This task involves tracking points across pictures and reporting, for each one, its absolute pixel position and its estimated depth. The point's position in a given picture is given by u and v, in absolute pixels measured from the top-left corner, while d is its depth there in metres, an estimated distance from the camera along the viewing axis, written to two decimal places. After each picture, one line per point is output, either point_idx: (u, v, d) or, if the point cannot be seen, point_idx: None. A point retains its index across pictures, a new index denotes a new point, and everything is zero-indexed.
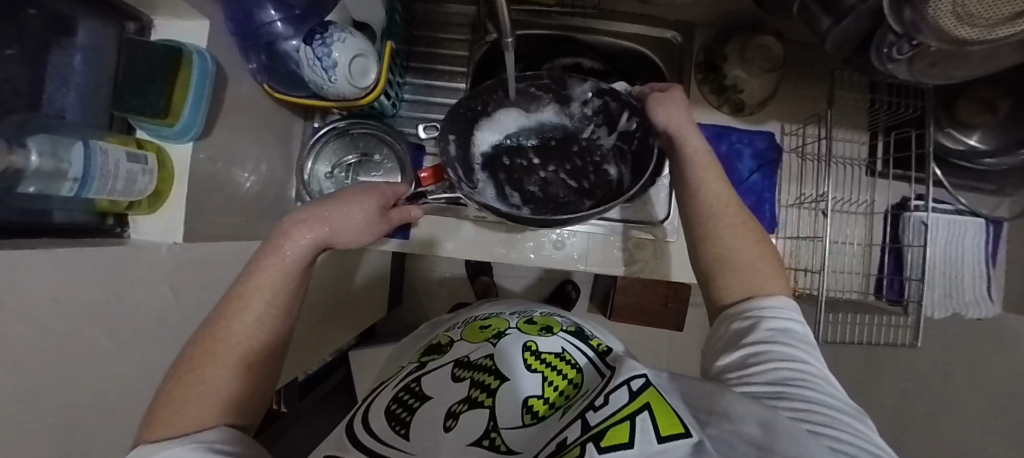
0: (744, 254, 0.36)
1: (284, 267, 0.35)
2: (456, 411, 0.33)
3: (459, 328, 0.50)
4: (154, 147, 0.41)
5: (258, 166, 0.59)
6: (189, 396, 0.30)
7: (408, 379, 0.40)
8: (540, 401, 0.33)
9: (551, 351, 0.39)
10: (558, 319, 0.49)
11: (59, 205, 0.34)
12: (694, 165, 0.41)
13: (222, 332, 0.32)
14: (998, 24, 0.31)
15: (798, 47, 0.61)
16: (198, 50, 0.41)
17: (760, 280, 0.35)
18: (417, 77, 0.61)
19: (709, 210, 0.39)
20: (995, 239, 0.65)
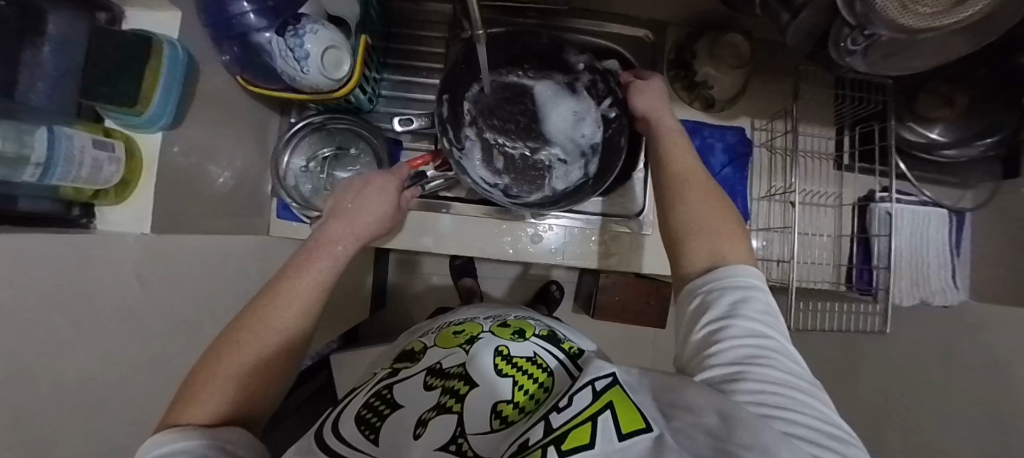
0: (707, 223, 0.38)
1: (324, 271, 0.41)
2: (426, 418, 0.33)
3: (433, 334, 0.48)
4: (122, 137, 0.41)
5: (233, 162, 0.58)
6: (219, 384, 0.30)
7: (380, 385, 0.39)
8: (509, 406, 0.32)
9: (522, 356, 0.38)
10: (532, 321, 0.48)
11: (23, 191, 0.33)
12: (665, 142, 0.45)
13: (259, 320, 0.35)
14: (942, 11, 0.33)
15: (765, 46, 0.63)
16: (170, 41, 0.42)
17: (725, 249, 0.36)
18: (395, 73, 0.62)
19: (682, 187, 0.41)
20: (958, 229, 0.68)
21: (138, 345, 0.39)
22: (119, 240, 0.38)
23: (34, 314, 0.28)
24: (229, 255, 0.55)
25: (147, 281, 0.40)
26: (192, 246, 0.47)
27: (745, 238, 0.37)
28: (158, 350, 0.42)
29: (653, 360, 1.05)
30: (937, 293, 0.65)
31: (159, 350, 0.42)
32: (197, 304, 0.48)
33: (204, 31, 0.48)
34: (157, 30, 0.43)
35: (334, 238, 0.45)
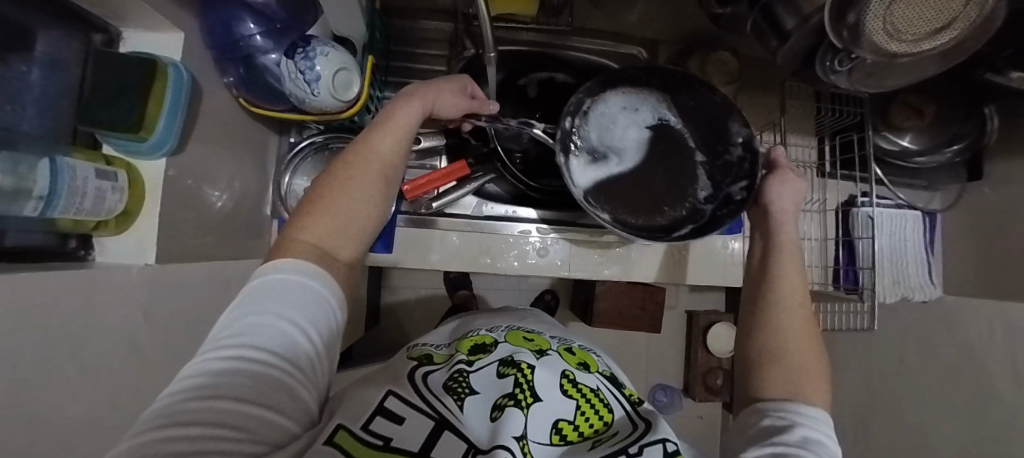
0: (801, 355, 0.38)
1: (394, 135, 0.40)
2: (502, 405, 0.36)
3: (502, 330, 0.52)
4: (123, 164, 0.39)
5: (231, 184, 0.57)
6: (307, 234, 0.36)
7: (458, 364, 0.43)
8: (569, 427, 0.37)
9: (587, 385, 0.42)
10: (595, 356, 0.51)
11: (14, 225, 0.31)
12: (781, 248, 0.44)
13: (347, 173, 0.39)
14: (921, 38, 0.37)
15: (751, 62, 0.67)
16: (173, 63, 0.41)
17: (803, 384, 0.36)
18: (396, 91, 0.61)
19: (782, 301, 0.41)
20: (932, 229, 0.73)
21: (144, 380, 0.38)
22: (121, 272, 0.37)
23: (47, 356, 0.26)
24: (230, 280, 0.53)
25: (149, 313, 0.39)
26: (190, 274, 0.45)
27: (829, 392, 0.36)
28: (163, 385, 0.40)
29: (649, 364, 1.08)
30: (919, 290, 0.69)
31: (164, 384, 0.40)
32: (199, 333, 0.46)
33: (206, 52, 0.47)
34: (160, 52, 0.42)
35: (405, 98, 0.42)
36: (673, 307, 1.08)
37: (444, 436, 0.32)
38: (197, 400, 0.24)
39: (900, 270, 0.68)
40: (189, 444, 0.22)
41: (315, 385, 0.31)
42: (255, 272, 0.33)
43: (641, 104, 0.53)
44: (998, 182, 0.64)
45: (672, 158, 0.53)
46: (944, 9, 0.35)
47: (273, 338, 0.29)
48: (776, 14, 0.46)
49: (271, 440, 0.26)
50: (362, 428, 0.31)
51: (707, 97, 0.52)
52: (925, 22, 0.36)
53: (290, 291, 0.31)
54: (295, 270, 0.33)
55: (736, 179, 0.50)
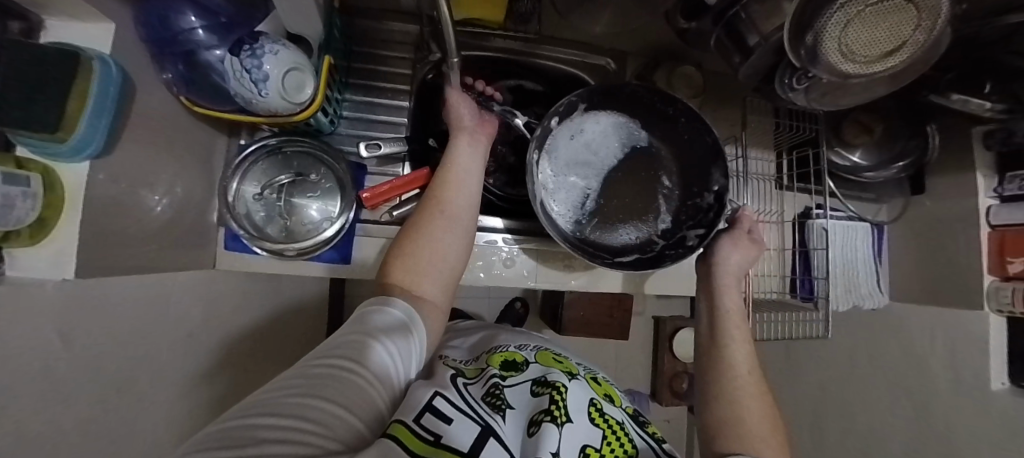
0: (753, 419, 0.41)
1: (455, 185, 0.49)
2: (537, 420, 0.36)
3: (530, 352, 0.54)
4: (40, 168, 0.35)
5: (173, 189, 0.53)
6: (396, 276, 0.43)
7: (494, 381, 0.43)
8: (596, 453, 0.36)
9: (614, 417, 0.42)
10: (619, 392, 0.52)
11: None
12: (730, 318, 0.50)
13: (422, 220, 0.47)
14: (873, 60, 0.39)
15: (713, 76, 0.69)
16: (100, 57, 0.37)
17: (755, 444, 0.39)
18: (358, 94, 0.59)
19: (735, 367, 0.46)
20: (880, 240, 0.76)
21: (66, 411, 0.34)
22: (37, 290, 0.33)
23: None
24: (165, 292, 0.49)
25: (69, 336, 0.35)
26: (119, 288, 0.42)
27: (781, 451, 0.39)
28: (89, 414, 0.36)
29: (618, 371, 1.09)
30: (869, 298, 0.72)
31: (88, 414, 0.36)
32: (132, 353, 0.42)
33: (143, 45, 0.43)
34: (84, 44, 0.38)
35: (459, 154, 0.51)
36: (640, 313, 1.10)
37: (489, 443, 0.31)
38: (280, 397, 0.24)
39: (851, 279, 0.71)
40: (268, 432, 0.21)
41: (386, 394, 0.31)
42: (359, 304, 0.39)
43: (614, 130, 0.61)
44: (936, 196, 0.68)
45: (645, 189, 0.62)
46: (896, 32, 0.37)
47: (360, 349, 0.32)
48: (738, 31, 0.47)
49: (340, 435, 0.24)
50: (414, 421, 0.28)
51: (702, 139, 0.58)
52: (877, 45, 0.38)
53: (386, 319, 0.37)
54: (388, 303, 0.39)
55: (696, 226, 0.59)
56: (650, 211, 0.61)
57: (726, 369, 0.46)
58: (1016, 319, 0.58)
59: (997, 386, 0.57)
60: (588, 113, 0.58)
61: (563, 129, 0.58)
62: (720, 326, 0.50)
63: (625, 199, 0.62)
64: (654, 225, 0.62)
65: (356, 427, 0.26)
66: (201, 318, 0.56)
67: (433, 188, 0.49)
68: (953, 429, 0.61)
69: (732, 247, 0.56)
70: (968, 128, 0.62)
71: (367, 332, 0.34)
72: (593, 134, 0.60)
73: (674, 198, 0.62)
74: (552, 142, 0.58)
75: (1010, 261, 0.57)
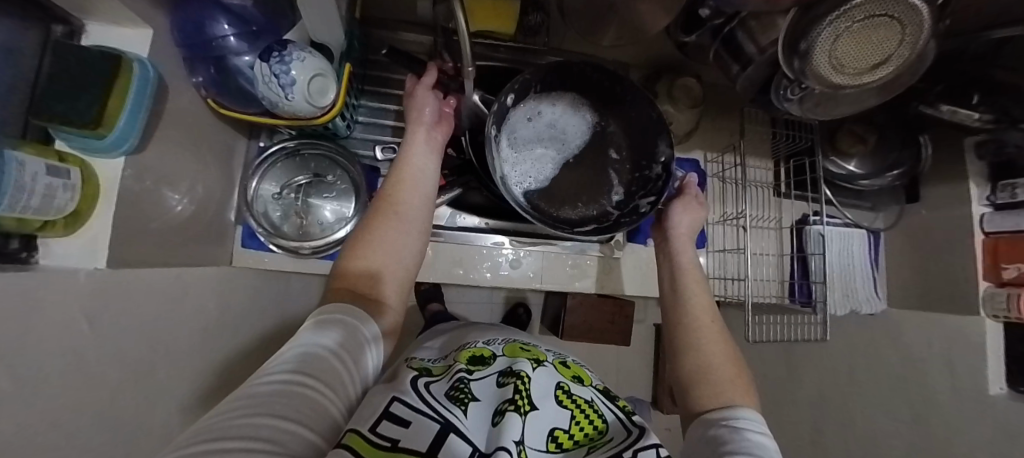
0: (718, 368, 0.43)
1: (413, 181, 0.47)
2: (502, 410, 0.35)
3: (499, 345, 0.53)
4: (77, 161, 0.37)
5: (194, 188, 0.55)
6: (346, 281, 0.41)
7: (458, 374, 0.42)
8: (565, 434, 0.37)
9: (582, 397, 0.43)
10: (588, 372, 0.52)
11: None
12: (687, 273, 0.51)
13: (377, 220, 0.44)
14: (861, 73, 0.41)
15: (713, 88, 0.72)
16: (139, 60, 0.40)
17: (724, 390, 0.40)
18: (372, 100, 0.62)
19: (692, 310, 0.48)
20: (876, 247, 0.79)
21: (89, 394, 0.35)
22: (66, 277, 0.34)
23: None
24: (185, 286, 0.51)
25: (96, 324, 0.36)
26: (144, 280, 0.43)
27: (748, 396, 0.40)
28: (109, 401, 0.37)
29: (619, 377, 1.09)
30: (868, 304, 0.74)
31: (108, 402, 0.37)
32: (152, 345, 0.44)
33: (175, 50, 0.46)
34: (125, 48, 0.40)
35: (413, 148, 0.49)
36: (643, 321, 1.11)
37: (449, 439, 0.30)
38: (226, 419, 0.22)
39: (848, 283, 0.73)
40: (223, 451, 0.20)
41: (341, 408, 0.30)
42: (310, 315, 0.37)
43: (564, 108, 0.61)
44: (930, 204, 0.70)
45: (594, 165, 0.63)
46: (882, 47, 0.40)
47: (309, 363, 0.30)
48: (737, 43, 0.50)
49: (295, 449, 0.23)
50: (370, 430, 0.27)
51: (645, 112, 0.59)
52: (864, 60, 0.40)
53: (339, 329, 0.35)
54: (336, 312, 0.36)
55: (648, 195, 0.59)
56: (603, 185, 0.62)
57: (691, 330, 0.46)
58: (1010, 324, 0.59)
59: (995, 390, 0.58)
60: (542, 98, 0.59)
61: (519, 111, 0.59)
62: (676, 283, 0.51)
63: (579, 176, 0.63)
64: (609, 196, 0.62)
65: (313, 443, 0.25)
66: (217, 314, 0.57)
67: (388, 187, 0.47)
68: (953, 433, 0.61)
69: (682, 210, 0.57)
70: (959, 139, 0.64)
71: (313, 344, 0.32)
72: (547, 113, 0.61)
73: (622, 169, 0.62)
74: (512, 118, 0.58)
75: (1005, 266, 0.59)
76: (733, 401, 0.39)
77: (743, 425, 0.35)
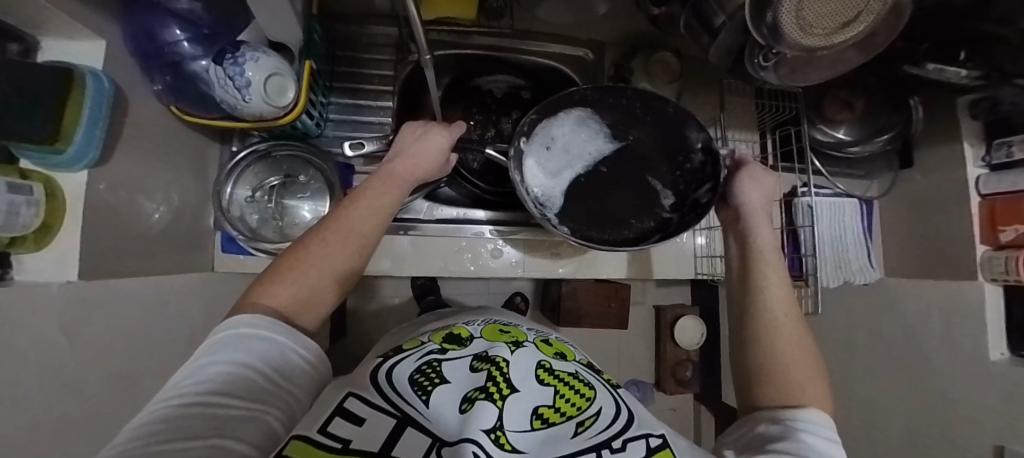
0: (790, 364, 0.38)
1: (381, 196, 0.42)
2: (472, 397, 0.34)
3: (477, 325, 0.52)
4: (41, 177, 0.37)
5: (169, 195, 0.55)
6: (275, 295, 0.34)
7: (429, 355, 0.41)
8: (551, 410, 0.35)
9: (564, 371, 0.41)
10: (571, 347, 0.51)
11: None
12: (766, 260, 0.44)
13: (328, 232, 0.38)
14: (833, 33, 0.40)
15: (692, 61, 0.70)
16: (92, 71, 0.40)
17: (797, 392, 0.36)
18: (342, 97, 0.61)
19: (769, 300, 0.42)
20: (870, 216, 0.76)
21: (72, 401, 0.36)
22: (41, 288, 0.35)
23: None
24: (167, 293, 0.51)
25: (75, 335, 0.37)
26: (123, 289, 0.44)
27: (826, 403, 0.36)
28: (93, 407, 0.38)
29: (619, 360, 1.09)
30: (859, 274, 0.72)
31: (93, 409, 0.38)
32: (133, 352, 0.44)
33: (131, 60, 0.45)
34: (79, 61, 0.40)
35: (389, 175, 0.44)
36: (640, 303, 1.10)
37: (407, 432, 0.29)
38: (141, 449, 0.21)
39: (840, 254, 0.71)
40: None
41: (282, 415, 0.29)
42: (226, 320, 0.32)
43: (580, 128, 0.56)
44: (925, 168, 0.68)
45: (632, 172, 0.56)
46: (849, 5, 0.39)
47: (236, 383, 0.27)
48: (705, 12, 0.48)
49: None
50: (317, 433, 0.26)
51: (662, 109, 0.56)
52: (833, 17, 0.39)
53: (268, 347, 0.31)
54: (265, 326, 0.31)
55: (700, 186, 0.54)
56: (647, 194, 0.56)
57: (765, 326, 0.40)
58: (1010, 286, 0.57)
59: (996, 356, 0.57)
60: (548, 117, 0.54)
61: (535, 144, 0.54)
62: (749, 267, 0.45)
63: (620, 188, 0.56)
64: (660, 205, 0.55)
65: (252, 456, 0.25)
66: (200, 319, 0.58)
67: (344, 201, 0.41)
68: (953, 401, 0.60)
69: (748, 183, 0.48)
70: (951, 98, 0.62)
71: (233, 366, 0.28)
72: (561, 137, 0.55)
73: (661, 169, 0.56)
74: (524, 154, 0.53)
75: (1001, 229, 0.57)
76: (804, 403, 0.35)
77: (796, 425, 0.33)
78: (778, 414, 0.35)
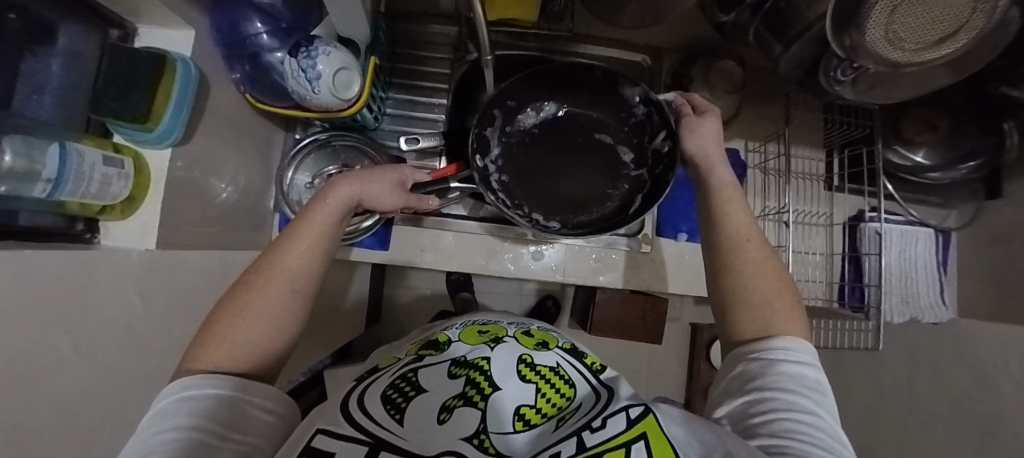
0: (762, 293, 0.36)
1: (320, 227, 0.39)
2: (451, 405, 0.33)
3: (457, 329, 0.50)
4: (131, 152, 0.41)
5: (236, 177, 0.58)
6: (207, 356, 0.31)
7: (404, 368, 0.39)
8: (531, 410, 0.34)
9: (547, 365, 0.40)
10: (554, 335, 0.51)
11: (25, 205, 0.33)
12: (720, 198, 0.41)
13: (251, 282, 0.35)
14: (927, 47, 0.37)
15: (756, 72, 0.67)
16: (182, 58, 0.43)
17: (774, 321, 0.35)
18: (400, 92, 0.63)
19: (731, 239, 0.39)
20: (946, 248, 0.69)
21: (137, 360, 0.38)
22: (123, 256, 0.38)
23: (27, 330, 0.27)
24: (229, 268, 0.55)
25: (146, 299, 0.40)
26: (192, 261, 0.47)
27: (799, 315, 0.35)
28: (153, 367, 0.41)
29: (649, 375, 1.05)
30: (928, 311, 0.65)
31: (156, 369, 0.41)
32: (195, 321, 0.47)
33: (215, 49, 0.49)
34: (169, 47, 0.44)
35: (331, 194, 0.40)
36: (676, 319, 1.06)
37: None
38: None
39: (909, 288, 0.67)
40: None
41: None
42: (157, 398, 0.28)
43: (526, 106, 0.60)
44: (1017, 201, 0.61)
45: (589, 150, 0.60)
46: (948, 17, 0.35)
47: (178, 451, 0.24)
48: (778, 22, 0.45)
49: None
50: None
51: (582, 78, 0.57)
52: (927, 30, 0.36)
53: (219, 407, 0.28)
54: (209, 384, 0.29)
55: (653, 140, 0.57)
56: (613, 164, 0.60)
57: (733, 265, 0.38)
58: None
59: None
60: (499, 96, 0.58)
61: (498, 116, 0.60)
62: (708, 208, 0.42)
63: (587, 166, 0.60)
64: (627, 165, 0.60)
65: None
66: None
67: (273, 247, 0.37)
68: None
69: (692, 133, 0.46)
70: None
71: (177, 433, 0.25)
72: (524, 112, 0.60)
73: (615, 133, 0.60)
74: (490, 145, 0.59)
75: None
76: (784, 331, 0.34)
77: (780, 355, 0.32)
78: (759, 349, 0.33)
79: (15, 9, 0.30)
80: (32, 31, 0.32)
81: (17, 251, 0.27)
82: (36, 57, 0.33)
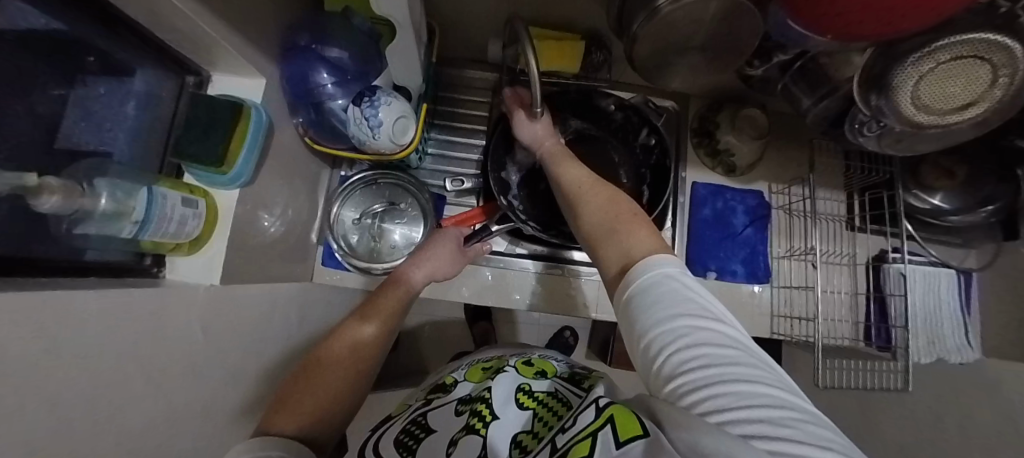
0: (609, 223, 0.39)
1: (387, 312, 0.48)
2: (456, 439, 0.40)
3: (462, 370, 0.57)
4: (202, 192, 0.43)
5: (285, 212, 0.61)
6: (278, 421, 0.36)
7: (414, 413, 0.47)
8: (529, 435, 0.37)
9: (543, 392, 0.45)
10: (553, 364, 0.54)
11: (93, 243, 0.34)
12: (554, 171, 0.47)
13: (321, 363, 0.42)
14: (948, 112, 0.39)
15: (778, 118, 0.71)
16: (255, 106, 0.46)
17: (628, 244, 0.36)
18: (441, 133, 0.66)
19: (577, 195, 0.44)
20: (967, 289, 0.71)
21: (196, 393, 0.39)
22: (189, 292, 0.40)
23: (115, 364, 0.28)
24: (275, 300, 0.56)
25: (206, 332, 0.41)
26: (245, 295, 0.49)
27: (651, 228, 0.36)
28: (209, 401, 0.42)
29: None
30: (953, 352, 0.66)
31: (211, 402, 0.42)
32: (245, 353, 0.49)
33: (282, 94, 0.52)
34: (241, 94, 0.47)
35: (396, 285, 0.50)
36: None
37: None
38: None
39: (931, 329, 0.68)
40: None
41: None
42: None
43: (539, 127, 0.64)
44: None
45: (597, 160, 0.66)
46: (969, 88, 0.37)
47: None
48: (807, 79, 0.49)
49: None
50: None
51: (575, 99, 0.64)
52: (950, 99, 0.38)
53: None
54: None
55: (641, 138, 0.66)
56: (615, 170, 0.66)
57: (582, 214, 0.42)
58: None
59: None
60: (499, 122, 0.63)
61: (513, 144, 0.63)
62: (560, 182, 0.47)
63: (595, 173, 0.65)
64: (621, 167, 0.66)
65: None
66: (297, 325, 0.62)
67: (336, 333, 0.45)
68: None
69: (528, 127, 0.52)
70: None
71: None
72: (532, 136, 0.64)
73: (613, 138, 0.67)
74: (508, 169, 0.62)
75: None
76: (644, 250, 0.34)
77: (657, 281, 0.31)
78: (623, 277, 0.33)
79: (94, 53, 0.34)
80: (112, 75, 0.36)
81: (106, 292, 0.29)
82: (115, 97, 0.37)
